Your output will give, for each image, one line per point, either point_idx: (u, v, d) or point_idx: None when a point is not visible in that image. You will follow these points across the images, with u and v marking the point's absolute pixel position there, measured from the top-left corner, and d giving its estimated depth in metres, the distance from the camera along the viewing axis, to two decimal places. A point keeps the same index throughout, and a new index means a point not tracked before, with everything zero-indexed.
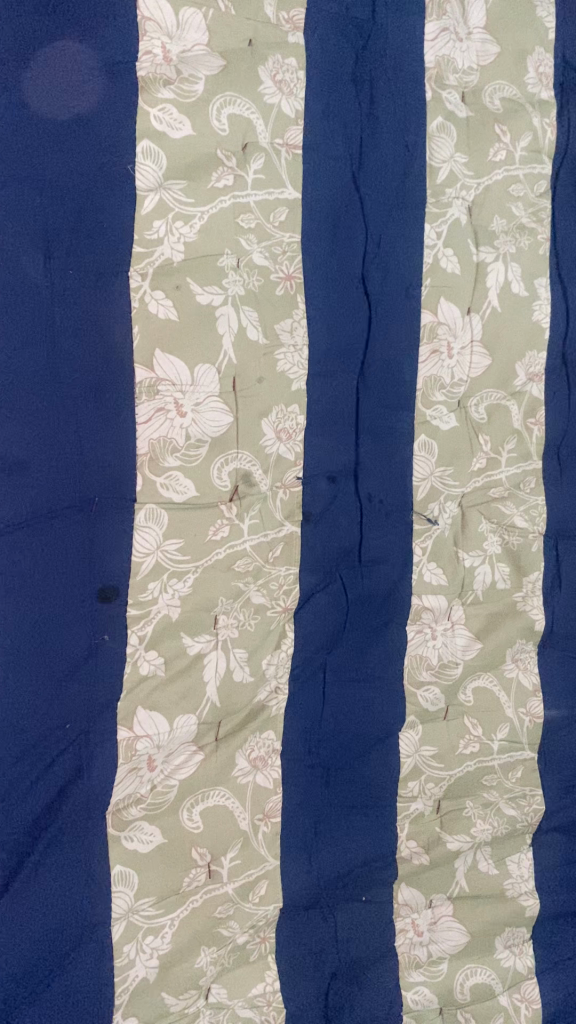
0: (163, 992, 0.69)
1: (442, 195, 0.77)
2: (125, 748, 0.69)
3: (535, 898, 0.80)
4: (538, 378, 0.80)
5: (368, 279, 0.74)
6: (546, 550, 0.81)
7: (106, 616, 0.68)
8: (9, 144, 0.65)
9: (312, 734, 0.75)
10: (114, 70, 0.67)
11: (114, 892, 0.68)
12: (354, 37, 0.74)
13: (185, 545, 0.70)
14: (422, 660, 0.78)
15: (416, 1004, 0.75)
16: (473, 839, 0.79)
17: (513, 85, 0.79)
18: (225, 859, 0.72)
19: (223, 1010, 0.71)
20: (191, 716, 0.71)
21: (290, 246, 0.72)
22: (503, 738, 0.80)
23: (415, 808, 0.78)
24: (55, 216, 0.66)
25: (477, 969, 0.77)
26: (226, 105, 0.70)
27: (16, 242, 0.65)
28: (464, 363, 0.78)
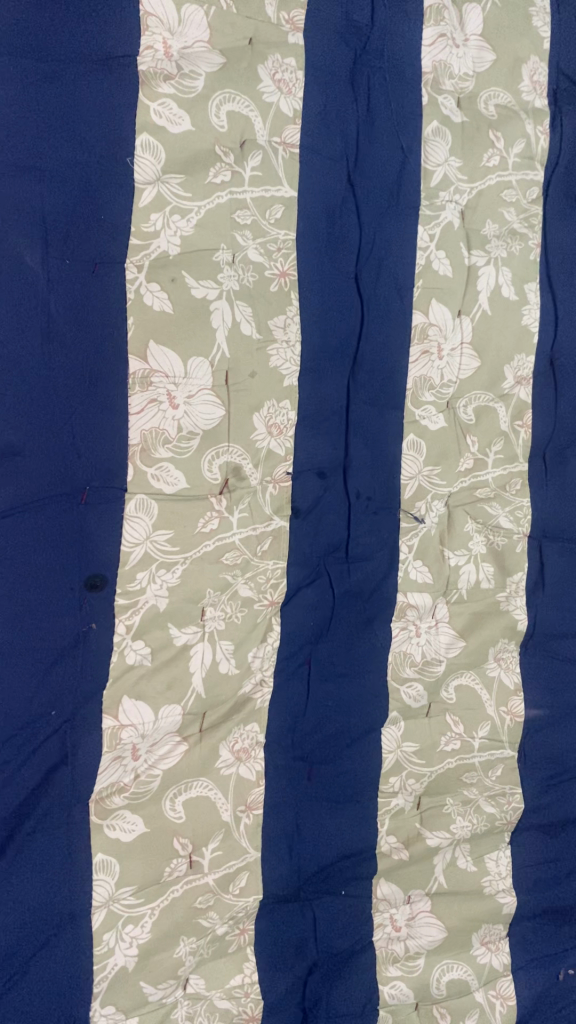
0: (142, 981, 0.69)
1: (436, 198, 0.78)
2: (110, 737, 0.69)
3: (512, 896, 0.80)
4: (526, 382, 0.81)
5: (361, 278, 0.75)
6: (530, 551, 0.82)
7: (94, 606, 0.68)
8: (11, 131, 0.65)
9: (295, 728, 0.75)
10: (116, 63, 0.67)
11: (95, 883, 0.68)
12: (353, 39, 0.75)
13: (174, 536, 0.71)
14: (406, 657, 0.79)
15: (393, 998, 0.76)
16: (452, 835, 0.80)
17: (508, 92, 0.80)
18: (206, 850, 0.72)
19: (201, 1000, 0.71)
20: (176, 707, 0.71)
21: (286, 243, 0.73)
22: (484, 736, 0.81)
23: (395, 804, 0.78)
24: (53, 204, 0.66)
25: (453, 966, 0.77)
26: (225, 101, 0.70)
27: (13, 229, 0.65)
28: (453, 364, 0.79)
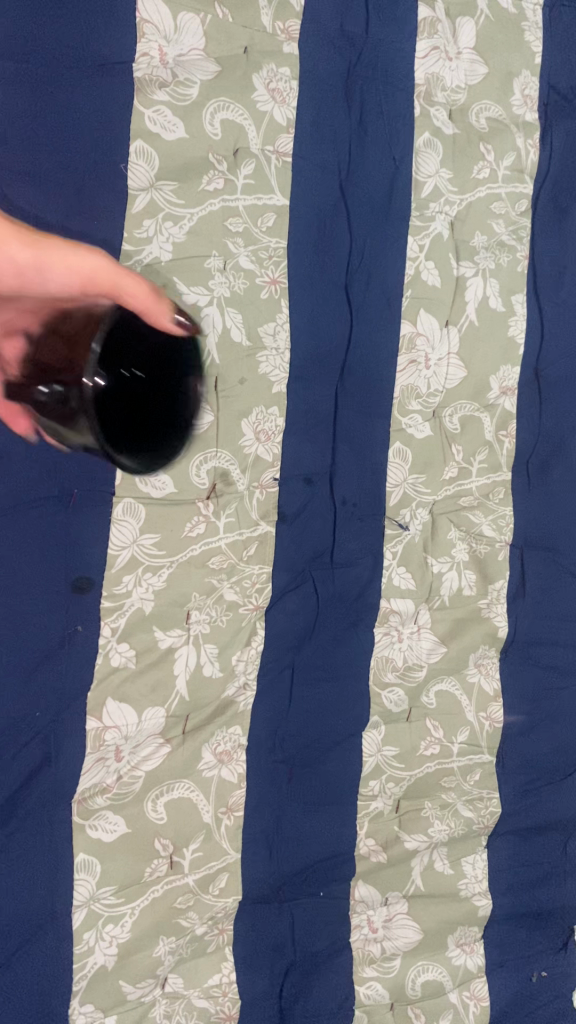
0: (121, 979, 0.70)
1: (426, 209, 0.79)
2: (93, 738, 0.70)
3: (488, 899, 0.82)
4: (511, 392, 0.82)
5: (351, 287, 0.76)
6: (512, 559, 0.83)
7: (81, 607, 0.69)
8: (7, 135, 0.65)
9: (277, 731, 0.76)
10: (112, 69, 0.67)
11: (76, 881, 0.69)
12: (347, 50, 0.76)
13: (161, 539, 0.71)
14: (388, 661, 0.80)
15: (369, 999, 0.76)
16: (430, 838, 0.81)
17: (499, 106, 0.81)
18: (186, 851, 0.73)
19: (179, 999, 0.71)
20: (160, 709, 0.72)
21: (276, 251, 0.74)
22: (463, 741, 0.82)
23: (374, 807, 0.79)
24: (46, 207, 0.66)
25: (428, 966, 0.78)
26: (219, 110, 0.71)
27: None
28: (440, 374, 0.80)
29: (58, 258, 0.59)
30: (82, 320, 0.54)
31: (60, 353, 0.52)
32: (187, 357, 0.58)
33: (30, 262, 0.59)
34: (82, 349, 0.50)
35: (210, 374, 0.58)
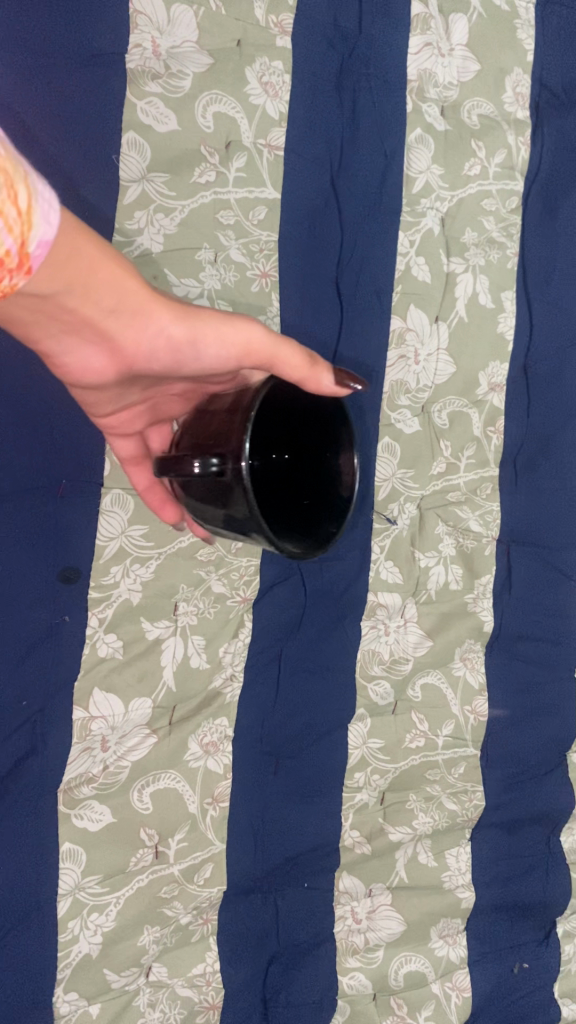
0: (105, 968, 0.69)
1: (418, 205, 0.79)
2: (79, 728, 0.70)
3: (471, 891, 0.81)
4: (500, 388, 0.83)
5: (341, 282, 0.77)
6: (498, 553, 0.84)
7: (68, 596, 0.69)
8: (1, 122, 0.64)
9: (264, 723, 0.77)
10: (105, 60, 0.67)
11: (61, 870, 0.69)
12: (340, 45, 0.76)
13: (149, 531, 0.72)
14: (374, 654, 0.81)
15: (351, 988, 0.76)
16: (414, 830, 0.81)
17: (491, 103, 0.81)
18: (172, 841, 0.73)
19: (163, 988, 0.71)
20: (146, 699, 0.73)
21: (268, 244, 0.74)
22: (448, 734, 0.83)
23: (359, 799, 0.80)
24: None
25: (411, 957, 0.78)
26: (212, 102, 0.71)
27: None
28: (429, 370, 0.80)
29: (291, 351, 0.55)
30: (234, 399, 0.55)
31: (223, 423, 0.53)
32: (312, 433, 0.60)
33: (186, 337, 0.55)
34: (234, 430, 0.52)
35: (333, 455, 0.59)
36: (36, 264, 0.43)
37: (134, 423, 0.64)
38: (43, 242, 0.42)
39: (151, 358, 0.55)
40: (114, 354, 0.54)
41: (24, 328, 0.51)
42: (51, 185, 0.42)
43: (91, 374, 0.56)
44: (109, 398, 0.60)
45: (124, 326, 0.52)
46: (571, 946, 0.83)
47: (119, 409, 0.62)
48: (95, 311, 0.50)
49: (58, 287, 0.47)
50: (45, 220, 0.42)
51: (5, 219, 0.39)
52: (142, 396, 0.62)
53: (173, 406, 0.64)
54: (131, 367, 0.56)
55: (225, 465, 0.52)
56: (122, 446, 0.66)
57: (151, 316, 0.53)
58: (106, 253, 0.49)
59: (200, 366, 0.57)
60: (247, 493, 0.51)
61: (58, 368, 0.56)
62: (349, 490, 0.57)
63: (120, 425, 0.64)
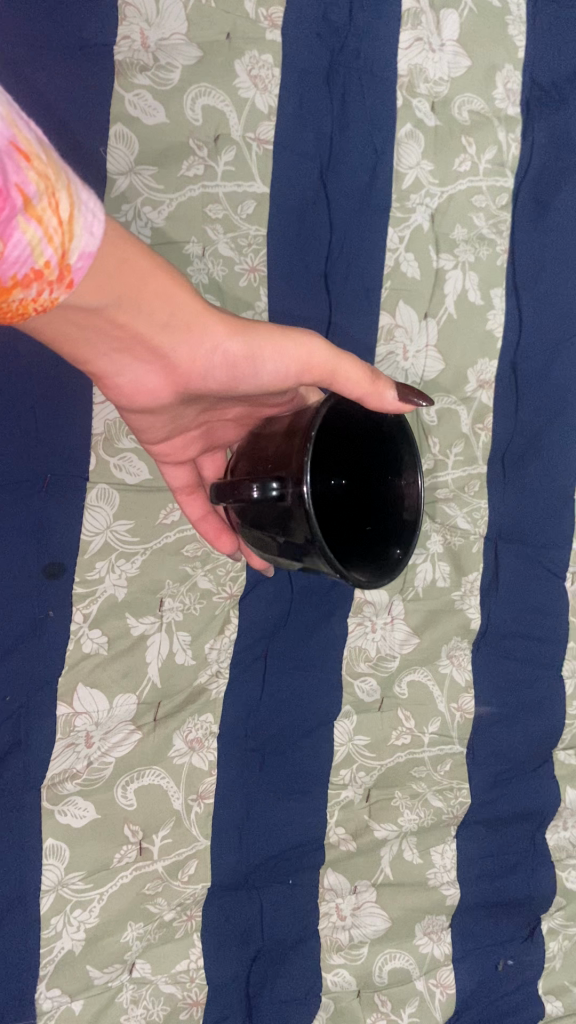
0: (88, 964, 0.69)
1: (407, 200, 0.79)
2: (64, 723, 0.70)
3: (456, 888, 0.81)
4: (488, 385, 0.83)
5: (330, 277, 0.77)
6: (486, 551, 0.84)
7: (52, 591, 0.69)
8: None
9: (249, 719, 0.77)
10: (93, 52, 0.67)
11: (45, 865, 0.68)
12: (330, 39, 0.76)
13: (135, 526, 0.72)
14: (361, 651, 0.81)
15: (336, 985, 0.75)
16: (399, 828, 0.81)
17: (482, 99, 0.81)
18: (156, 837, 0.73)
19: (147, 984, 0.70)
20: (131, 695, 0.72)
21: (256, 238, 0.74)
22: (434, 731, 0.83)
23: (345, 795, 0.80)
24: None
25: (395, 954, 0.77)
26: (200, 95, 0.71)
27: None
28: (418, 366, 0.80)
29: (351, 367, 0.59)
30: (290, 423, 0.57)
31: (284, 448, 0.55)
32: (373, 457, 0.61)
33: (242, 354, 0.58)
34: (296, 455, 0.53)
35: (395, 477, 0.60)
36: (78, 277, 0.44)
37: (187, 449, 0.69)
38: (85, 253, 0.44)
39: (208, 377, 0.58)
40: (172, 372, 0.57)
41: (82, 351, 0.54)
42: (95, 198, 0.44)
43: (150, 393, 0.59)
44: (165, 417, 0.63)
45: (180, 343, 0.55)
46: (555, 942, 0.83)
47: (175, 431, 0.66)
48: (151, 329, 0.53)
49: (106, 304, 0.49)
50: (87, 230, 0.44)
51: (46, 228, 0.41)
52: (196, 415, 0.65)
53: (226, 430, 0.70)
54: (189, 385, 0.59)
55: (285, 488, 0.52)
56: (175, 473, 0.69)
57: (208, 333, 0.56)
58: (160, 271, 0.52)
59: (256, 382, 0.60)
60: (309, 518, 0.51)
61: (117, 388, 0.58)
62: (412, 513, 0.59)
63: (174, 450, 0.68)
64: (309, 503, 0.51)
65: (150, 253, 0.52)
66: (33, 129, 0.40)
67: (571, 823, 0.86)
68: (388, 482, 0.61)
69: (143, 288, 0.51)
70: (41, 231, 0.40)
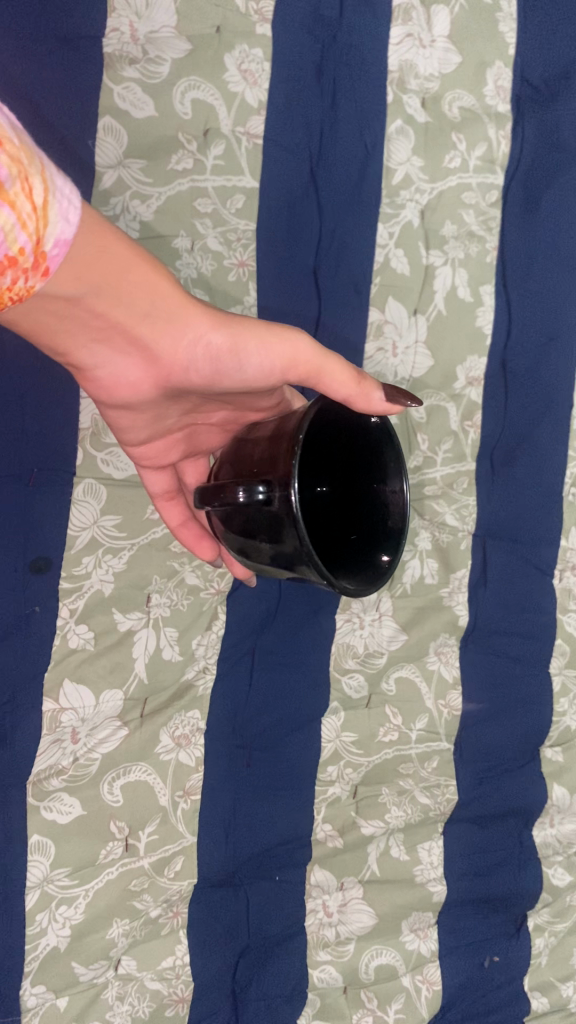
0: (73, 960, 0.69)
1: (397, 196, 0.79)
2: (49, 719, 0.70)
3: (442, 885, 0.81)
4: (478, 382, 0.83)
5: (320, 273, 0.76)
6: (474, 548, 0.84)
7: (39, 585, 0.68)
8: None
9: (236, 716, 0.77)
10: (81, 45, 0.67)
11: (30, 862, 0.68)
12: (321, 34, 0.75)
13: (122, 522, 0.72)
14: (349, 648, 0.81)
15: (322, 981, 0.75)
16: (386, 825, 0.81)
17: (472, 95, 0.81)
18: (142, 834, 0.72)
19: (132, 981, 0.70)
20: (118, 691, 0.72)
21: (245, 233, 0.73)
22: (421, 728, 0.83)
23: (332, 792, 0.80)
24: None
25: (381, 951, 0.77)
26: (190, 89, 0.70)
27: None
28: (407, 362, 0.81)
29: (336, 367, 0.58)
30: (275, 429, 0.56)
31: (271, 452, 0.54)
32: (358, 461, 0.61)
33: (225, 348, 0.58)
34: (282, 461, 0.53)
35: (380, 485, 0.60)
36: (54, 263, 0.45)
37: (168, 452, 0.70)
38: (60, 239, 0.45)
39: (190, 371, 0.59)
40: (152, 364, 0.58)
41: (61, 340, 0.56)
42: (70, 184, 0.45)
43: (131, 387, 0.60)
44: (146, 414, 0.64)
45: (161, 335, 0.56)
46: (542, 939, 0.83)
47: (156, 430, 0.66)
48: (131, 319, 0.54)
49: (85, 292, 0.50)
50: (62, 217, 0.44)
51: (21, 213, 0.40)
52: (178, 413, 0.66)
53: (210, 436, 0.72)
54: (170, 379, 0.60)
55: (272, 494, 0.52)
56: (154, 477, 0.69)
57: (190, 326, 0.57)
58: (142, 261, 0.53)
59: (238, 380, 0.60)
60: (298, 527, 0.51)
61: (97, 382, 0.60)
62: (397, 521, 0.59)
63: (156, 452, 0.68)
64: (297, 512, 0.51)
65: (131, 244, 0.53)
66: (6, 114, 0.39)
67: (558, 820, 0.87)
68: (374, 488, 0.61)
69: (123, 275, 0.52)
70: (16, 216, 0.40)
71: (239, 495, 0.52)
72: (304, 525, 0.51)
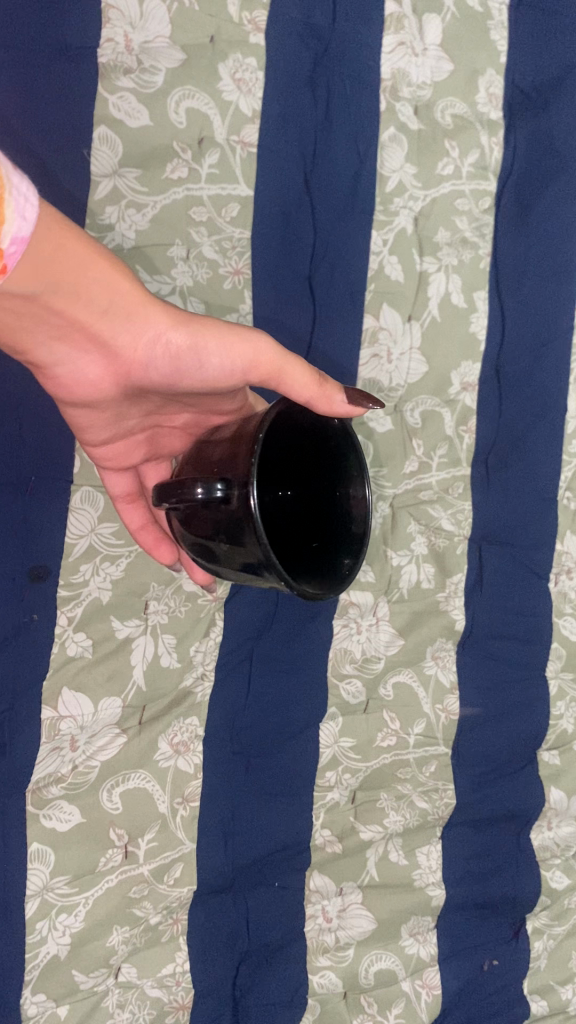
0: (74, 968, 0.69)
1: (391, 204, 0.79)
2: (48, 726, 0.69)
3: (441, 889, 0.81)
4: (472, 388, 0.84)
5: (314, 280, 0.77)
6: (470, 552, 0.84)
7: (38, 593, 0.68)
8: None
9: (234, 722, 0.77)
10: (76, 54, 0.67)
11: (30, 870, 0.68)
12: (314, 43, 0.76)
13: (119, 530, 0.72)
14: (346, 653, 0.81)
15: (322, 987, 0.75)
16: (385, 829, 0.81)
17: (464, 103, 0.82)
18: (142, 841, 0.72)
19: (132, 988, 0.70)
20: (116, 698, 0.72)
21: (240, 241, 0.74)
22: (420, 732, 0.83)
23: (330, 797, 0.80)
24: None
25: (381, 955, 0.77)
26: (185, 98, 0.71)
27: None
28: (402, 368, 0.81)
29: (297, 368, 0.58)
30: (235, 430, 0.57)
31: (231, 453, 0.54)
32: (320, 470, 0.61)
33: (185, 346, 0.59)
34: (241, 461, 0.53)
35: (343, 492, 0.60)
36: (11, 259, 0.47)
37: (129, 453, 0.70)
38: (17, 237, 0.46)
39: (149, 368, 0.60)
40: (111, 361, 0.60)
41: (22, 339, 0.57)
42: (26, 180, 0.46)
43: (92, 385, 0.61)
44: (107, 413, 0.65)
45: (120, 331, 0.57)
46: (541, 942, 0.83)
47: (117, 431, 0.67)
48: (89, 316, 0.56)
49: (43, 290, 0.52)
50: (20, 215, 0.46)
51: None
52: (140, 414, 0.67)
53: (171, 437, 0.72)
54: (129, 377, 0.61)
55: (231, 492, 0.52)
56: (116, 479, 0.69)
57: (149, 321, 0.57)
58: (101, 259, 0.55)
59: (198, 379, 0.61)
60: (256, 528, 0.50)
61: (56, 379, 0.60)
62: (360, 527, 0.59)
63: (117, 453, 0.69)
64: (256, 514, 0.50)
65: (92, 242, 0.54)
66: None
67: (555, 823, 0.87)
68: (337, 496, 0.61)
69: (83, 273, 0.53)
70: None
71: (198, 490, 0.51)
72: (263, 527, 0.51)
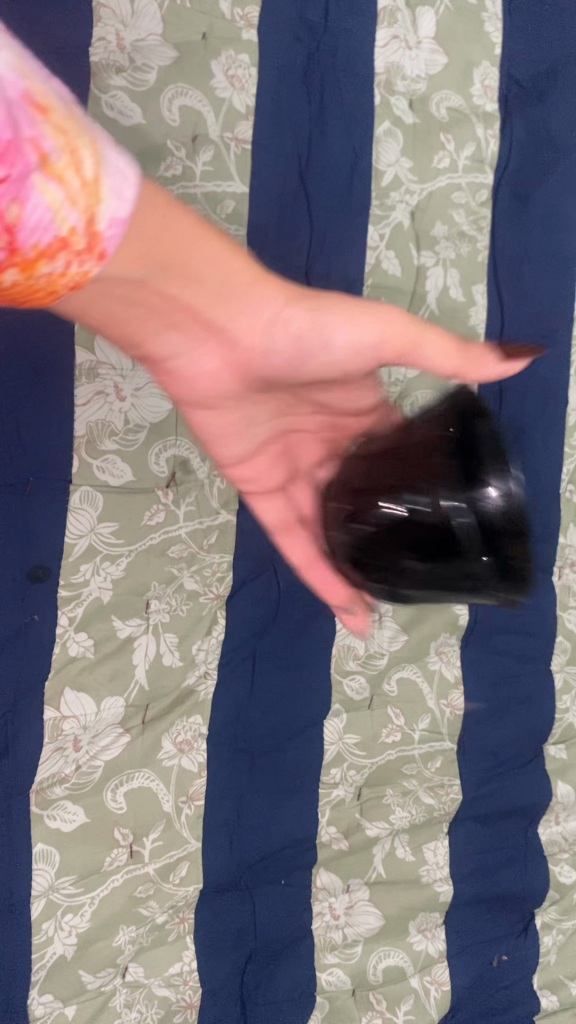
0: (81, 968, 0.68)
1: (387, 198, 0.79)
2: (51, 726, 0.69)
3: (449, 885, 0.81)
4: (472, 382, 0.83)
5: (312, 276, 0.76)
6: None
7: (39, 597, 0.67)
8: None
9: (238, 720, 0.76)
10: (67, 52, 0.66)
11: (35, 870, 0.68)
12: (307, 38, 0.76)
13: (119, 529, 0.71)
14: (349, 649, 0.81)
15: (330, 984, 0.75)
16: (391, 825, 0.81)
17: (460, 96, 0.81)
18: (147, 840, 0.72)
19: (141, 987, 0.70)
20: (119, 697, 0.72)
21: (237, 237, 0.73)
22: (424, 728, 0.83)
23: (336, 794, 0.80)
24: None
25: (390, 952, 0.77)
26: (177, 96, 0.71)
27: None
28: (400, 363, 0.81)
29: (433, 337, 0.62)
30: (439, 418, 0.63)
31: None
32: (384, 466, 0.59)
33: (305, 327, 0.60)
34: None
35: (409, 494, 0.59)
36: (110, 242, 0.42)
37: (272, 467, 0.72)
38: (115, 219, 0.41)
39: (263, 352, 0.60)
40: (227, 348, 0.59)
41: (145, 328, 0.55)
42: (123, 156, 0.41)
43: (209, 376, 0.62)
44: (218, 401, 0.65)
45: (224, 313, 0.56)
46: (550, 937, 0.82)
47: (225, 420, 0.68)
48: (204, 298, 0.54)
49: (151, 273, 0.48)
50: (116, 195, 0.41)
51: (69, 192, 0.38)
52: (265, 408, 0.68)
53: (304, 441, 0.71)
54: (244, 364, 0.61)
55: None
56: (265, 505, 0.73)
57: (252, 299, 0.57)
58: (205, 237, 0.52)
59: (322, 363, 0.63)
60: None
61: (174, 371, 0.62)
62: None
63: (257, 470, 0.73)
64: None
65: (189, 216, 0.51)
66: (52, 84, 0.37)
67: (563, 818, 0.87)
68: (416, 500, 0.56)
69: (194, 251, 0.51)
70: (63, 193, 0.37)
71: None
72: None
